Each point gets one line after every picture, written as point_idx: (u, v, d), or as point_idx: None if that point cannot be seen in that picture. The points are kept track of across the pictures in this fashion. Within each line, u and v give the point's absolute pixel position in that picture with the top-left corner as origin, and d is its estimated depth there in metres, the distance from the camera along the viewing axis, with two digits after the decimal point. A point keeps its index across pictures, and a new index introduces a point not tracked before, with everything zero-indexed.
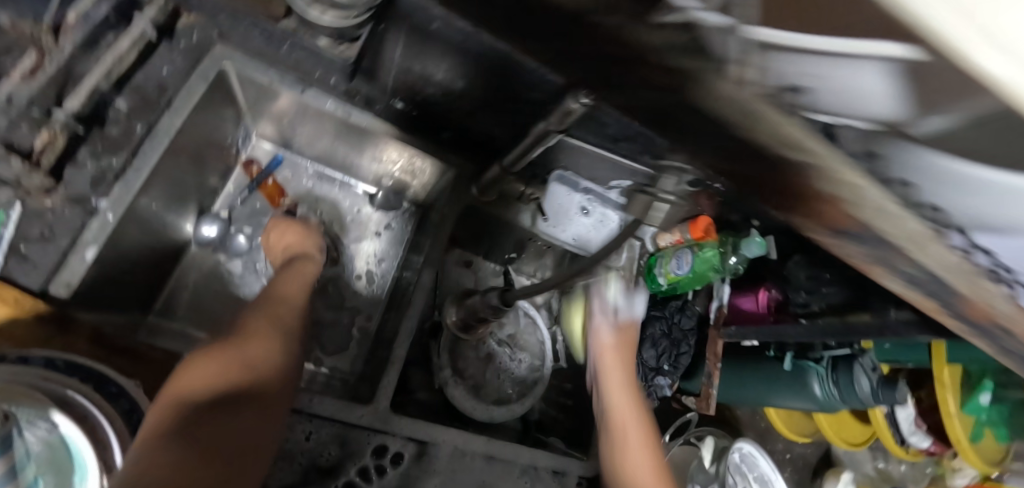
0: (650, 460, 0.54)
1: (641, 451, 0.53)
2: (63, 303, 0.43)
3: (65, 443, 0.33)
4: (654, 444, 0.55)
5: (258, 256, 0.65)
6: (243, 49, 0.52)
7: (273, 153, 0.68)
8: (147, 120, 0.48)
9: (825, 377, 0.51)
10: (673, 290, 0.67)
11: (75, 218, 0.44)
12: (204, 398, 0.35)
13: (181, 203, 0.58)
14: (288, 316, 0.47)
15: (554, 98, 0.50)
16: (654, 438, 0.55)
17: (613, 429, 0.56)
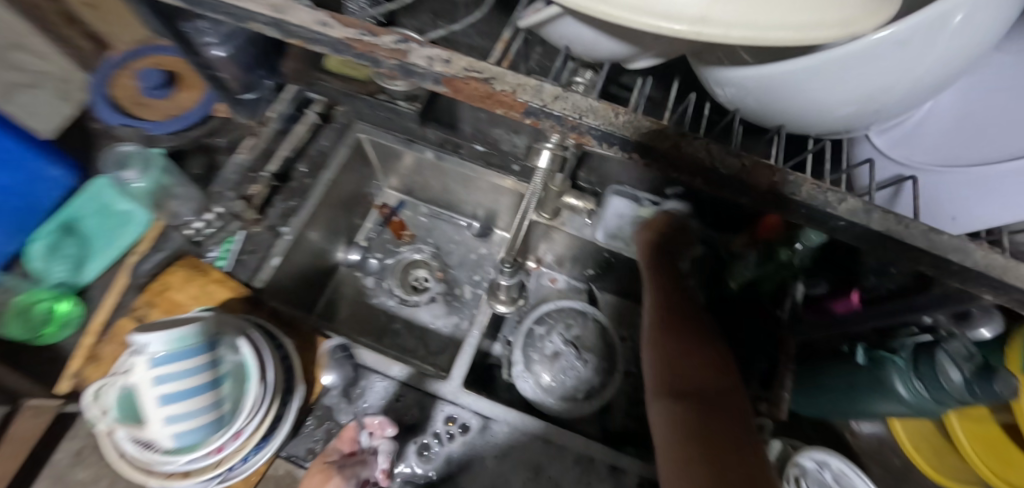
0: (674, 324, 0.56)
1: (657, 315, 0.58)
2: (259, 292, 0.65)
3: (247, 359, 0.51)
4: (680, 314, 0.57)
5: (385, 275, 0.84)
6: (372, 123, 0.75)
7: (399, 199, 0.89)
8: (313, 175, 0.72)
9: (905, 371, 0.45)
10: (745, 296, 0.64)
11: (268, 238, 0.68)
12: None
13: (335, 235, 0.81)
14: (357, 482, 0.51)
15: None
16: (673, 314, 0.57)
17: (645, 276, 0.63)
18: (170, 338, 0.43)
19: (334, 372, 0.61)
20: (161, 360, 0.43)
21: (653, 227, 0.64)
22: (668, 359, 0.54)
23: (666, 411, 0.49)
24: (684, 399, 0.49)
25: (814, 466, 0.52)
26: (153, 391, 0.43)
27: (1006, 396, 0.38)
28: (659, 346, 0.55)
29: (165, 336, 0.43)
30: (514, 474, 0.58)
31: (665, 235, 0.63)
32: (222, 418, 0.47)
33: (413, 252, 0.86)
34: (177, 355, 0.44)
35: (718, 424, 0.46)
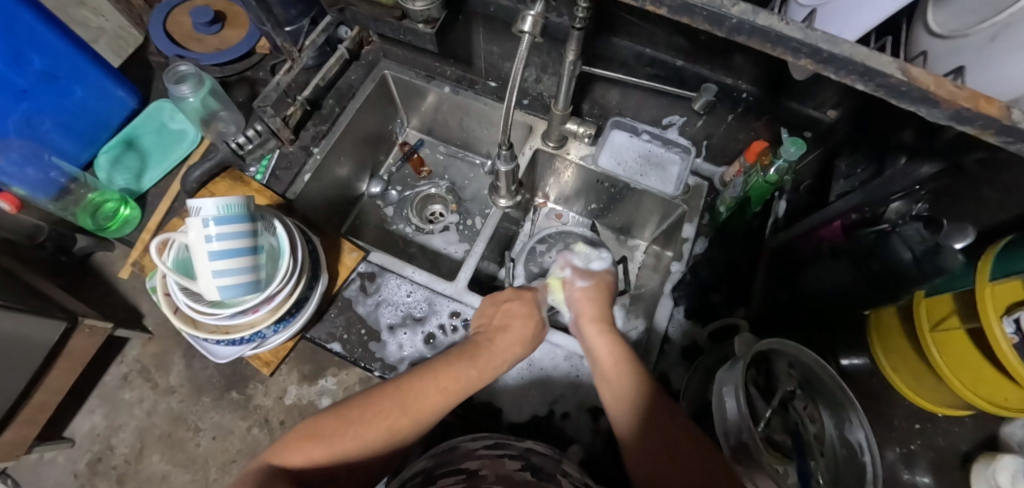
0: (665, 436, 0.48)
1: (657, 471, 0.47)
2: (291, 201, 0.73)
3: (282, 240, 0.59)
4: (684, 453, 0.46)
5: (404, 207, 0.92)
6: (396, 61, 0.82)
7: (419, 138, 0.96)
8: (342, 104, 0.80)
9: (866, 260, 0.49)
10: (734, 218, 0.68)
11: (301, 157, 0.76)
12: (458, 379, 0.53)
13: (361, 167, 0.88)
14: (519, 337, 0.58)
15: (591, 40, 0.63)
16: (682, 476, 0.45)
17: (601, 369, 0.56)
18: (219, 205, 0.51)
19: (354, 270, 0.68)
20: (215, 221, 0.51)
21: (597, 301, 0.62)
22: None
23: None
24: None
25: (785, 366, 0.55)
26: (209, 251, 0.51)
27: (947, 270, 0.43)
28: (649, 456, 0.48)
29: (216, 202, 0.50)
30: (510, 363, 0.63)
31: (605, 309, 0.62)
32: (259, 281, 0.56)
33: (430, 186, 0.93)
34: (229, 219, 0.52)
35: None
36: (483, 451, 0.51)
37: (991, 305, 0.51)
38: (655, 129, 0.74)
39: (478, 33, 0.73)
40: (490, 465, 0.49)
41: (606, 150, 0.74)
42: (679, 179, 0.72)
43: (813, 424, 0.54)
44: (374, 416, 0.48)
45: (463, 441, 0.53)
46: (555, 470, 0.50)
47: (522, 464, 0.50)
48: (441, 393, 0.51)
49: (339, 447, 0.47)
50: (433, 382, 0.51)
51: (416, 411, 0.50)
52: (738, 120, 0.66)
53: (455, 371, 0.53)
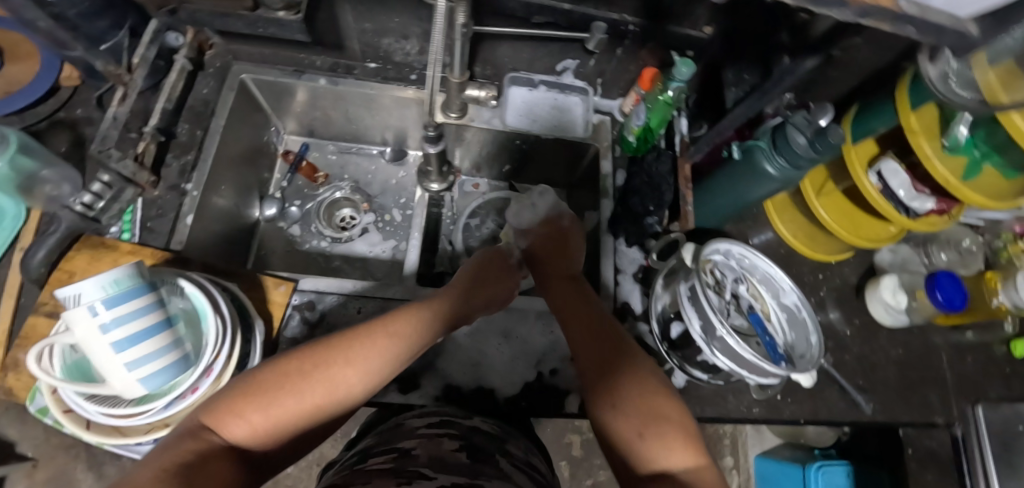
0: (609, 346, 0.53)
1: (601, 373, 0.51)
2: (180, 252, 0.62)
3: (196, 299, 0.50)
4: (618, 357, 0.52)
5: (310, 220, 0.82)
6: (251, 62, 0.72)
7: (301, 142, 0.86)
8: (202, 126, 0.68)
9: (770, 152, 0.55)
10: (644, 144, 0.71)
11: (175, 199, 0.64)
12: (406, 331, 0.51)
13: (247, 191, 0.77)
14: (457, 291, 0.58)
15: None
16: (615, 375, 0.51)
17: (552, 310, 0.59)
18: (105, 285, 0.42)
19: (288, 304, 0.61)
20: (109, 304, 0.42)
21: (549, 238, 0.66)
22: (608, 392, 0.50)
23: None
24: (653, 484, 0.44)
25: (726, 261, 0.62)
26: (116, 343, 0.42)
27: (835, 144, 0.50)
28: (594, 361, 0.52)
29: (99, 283, 0.41)
30: (487, 343, 0.63)
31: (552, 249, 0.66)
32: (184, 355, 0.47)
33: (332, 190, 0.84)
34: (120, 295, 0.42)
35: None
36: (424, 429, 0.52)
37: (856, 162, 0.62)
38: (550, 77, 0.75)
39: (345, 11, 0.65)
40: (425, 442, 0.50)
41: (511, 108, 0.74)
42: (585, 121, 0.75)
43: (758, 301, 0.62)
44: (325, 373, 0.46)
45: (406, 420, 0.55)
46: (496, 446, 0.52)
47: (461, 442, 0.51)
48: (399, 343, 0.50)
49: (284, 409, 0.44)
50: (394, 335, 0.50)
51: (374, 362, 0.48)
52: (627, 51, 0.68)
53: (417, 320, 0.53)
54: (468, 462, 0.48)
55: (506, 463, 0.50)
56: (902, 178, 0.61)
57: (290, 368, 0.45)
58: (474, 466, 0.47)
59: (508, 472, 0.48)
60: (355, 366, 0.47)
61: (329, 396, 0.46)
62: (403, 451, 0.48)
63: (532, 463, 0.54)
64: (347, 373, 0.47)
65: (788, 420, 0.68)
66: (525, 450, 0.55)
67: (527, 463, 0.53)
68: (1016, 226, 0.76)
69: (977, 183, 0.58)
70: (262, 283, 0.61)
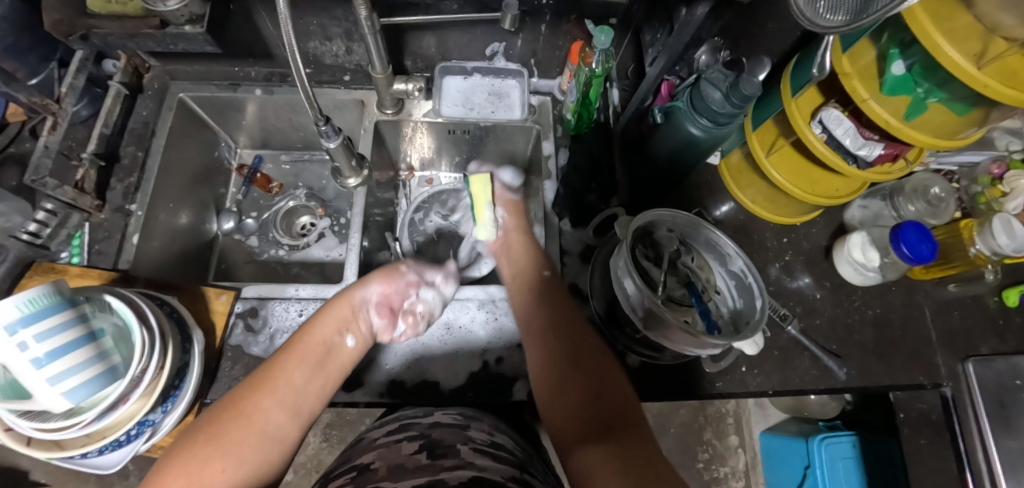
0: (559, 330, 0.53)
1: (549, 365, 0.51)
2: (127, 271, 0.64)
3: (122, 312, 0.51)
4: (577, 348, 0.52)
5: (268, 230, 0.84)
6: (188, 81, 0.73)
7: (254, 154, 0.87)
8: (144, 147, 0.70)
9: (690, 113, 0.52)
10: (583, 120, 0.70)
11: (120, 220, 0.66)
12: (302, 355, 0.51)
13: (201, 207, 0.79)
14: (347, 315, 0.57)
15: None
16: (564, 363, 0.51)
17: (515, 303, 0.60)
18: (18, 306, 0.43)
19: (232, 312, 0.63)
20: (22, 324, 0.43)
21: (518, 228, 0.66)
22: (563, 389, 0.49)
23: (592, 458, 0.40)
24: (602, 439, 0.42)
25: (666, 231, 0.59)
26: (27, 365, 0.43)
27: (750, 96, 0.47)
28: (549, 364, 0.51)
29: (11, 305, 0.42)
30: (428, 335, 0.62)
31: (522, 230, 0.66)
32: (113, 366, 0.49)
33: (287, 199, 0.85)
34: (30, 317, 0.43)
35: (638, 450, 0.39)
36: (383, 439, 0.51)
37: (793, 115, 0.60)
38: (482, 63, 0.74)
39: (265, 17, 0.66)
40: (384, 452, 0.48)
41: (444, 97, 0.73)
42: (522, 103, 0.73)
43: (703, 271, 0.59)
44: (236, 414, 0.45)
45: (370, 435, 0.54)
46: (455, 436, 0.50)
47: (420, 442, 0.49)
48: (304, 362, 0.51)
49: (222, 451, 0.42)
50: (292, 356, 0.50)
51: (283, 385, 0.48)
52: (550, 27, 0.67)
53: (314, 335, 0.53)
54: (427, 461, 0.45)
55: (467, 450, 0.48)
56: (846, 125, 0.57)
57: (215, 419, 0.44)
58: (433, 463, 0.45)
59: (470, 458, 0.46)
60: (260, 400, 0.47)
61: (246, 434, 0.44)
62: (361, 467, 0.46)
63: (496, 442, 0.51)
64: (254, 407, 0.46)
65: (754, 392, 0.64)
66: (489, 431, 0.53)
67: (492, 444, 0.50)
68: (993, 168, 0.73)
69: (924, 123, 0.53)
70: (207, 294, 0.63)
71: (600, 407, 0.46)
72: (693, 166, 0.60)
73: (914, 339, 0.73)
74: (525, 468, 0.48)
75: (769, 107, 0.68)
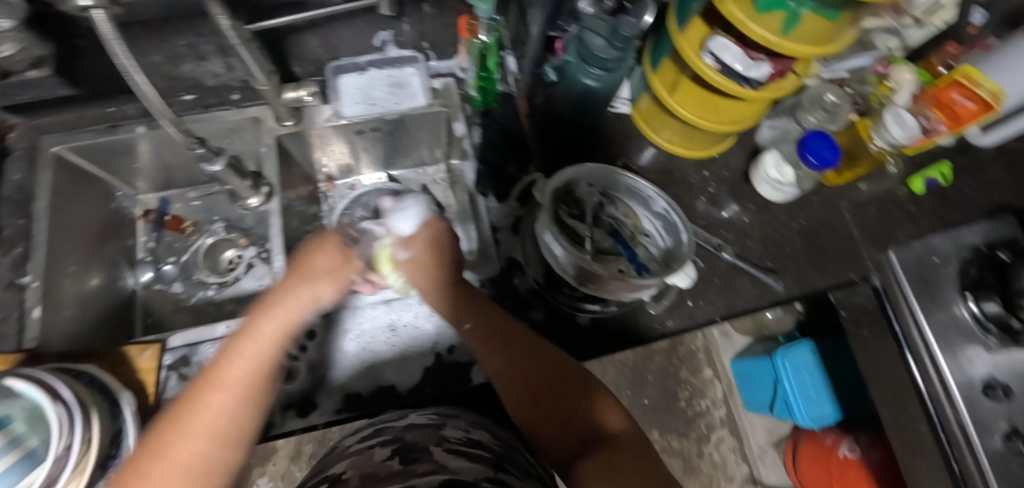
0: (525, 351, 0.52)
1: (528, 391, 0.50)
2: (34, 349, 0.58)
3: (31, 394, 0.47)
4: (549, 368, 0.51)
5: (190, 273, 0.79)
6: (59, 132, 0.67)
7: (158, 197, 0.82)
8: (24, 213, 0.63)
9: (580, 65, 0.52)
10: (489, 94, 0.67)
11: (14, 297, 0.60)
12: (242, 369, 0.44)
13: (110, 264, 0.73)
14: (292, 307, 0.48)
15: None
16: (534, 388, 0.49)
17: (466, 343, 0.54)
18: None
19: (161, 366, 0.60)
20: None
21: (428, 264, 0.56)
22: (540, 409, 0.48)
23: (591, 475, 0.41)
24: (598, 454, 0.43)
25: (586, 187, 0.59)
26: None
27: (630, 36, 0.48)
28: (520, 392, 0.50)
29: None
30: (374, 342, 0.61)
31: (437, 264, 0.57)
32: (33, 452, 0.45)
33: (204, 236, 0.81)
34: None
35: (632, 461, 0.42)
36: (357, 445, 0.51)
37: (684, 50, 0.61)
38: (375, 55, 0.71)
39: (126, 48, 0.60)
40: (355, 459, 0.48)
41: (341, 98, 0.69)
42: (424, 88, 0.70)
43: (629, 217, 0.60)
44: (165, 463, 0.38)
45: (342, 445, 0.53)
46: (430, 437, 0.49)
47: (393, 446, 0.48)
48: (237, 391, 0.42)
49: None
50: (218, 385, 0.42)
51: (219, 420, 0.41)
52: (433, 6, 0.65)
53: (249, 353, 0.44)
54: (399, 467, 0.44)
55: (440, 452, 0.46)
56: (730, 50, 0.59)
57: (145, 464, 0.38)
58: (405, 470, 0.44)
59: (443, 461, 0.45)
60: (195, 436, 0.40)
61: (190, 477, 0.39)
62: (331, 478, 0.46)
63: (474, 440, 0.49)
64: (195, 445, 0.39)
65: (703, 323, 0.67)
66: (466, 428, 0.51)
67: (469, 442, 0.48)
68: (878, 67, 0.78)
69: (803, 34, 0.55)
70: (129, 353, 0.59)
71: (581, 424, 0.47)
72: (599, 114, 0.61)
73: (839, 242, 0.78)
74: (501, 465, 0.46)
75: (661, 47, 0.69)
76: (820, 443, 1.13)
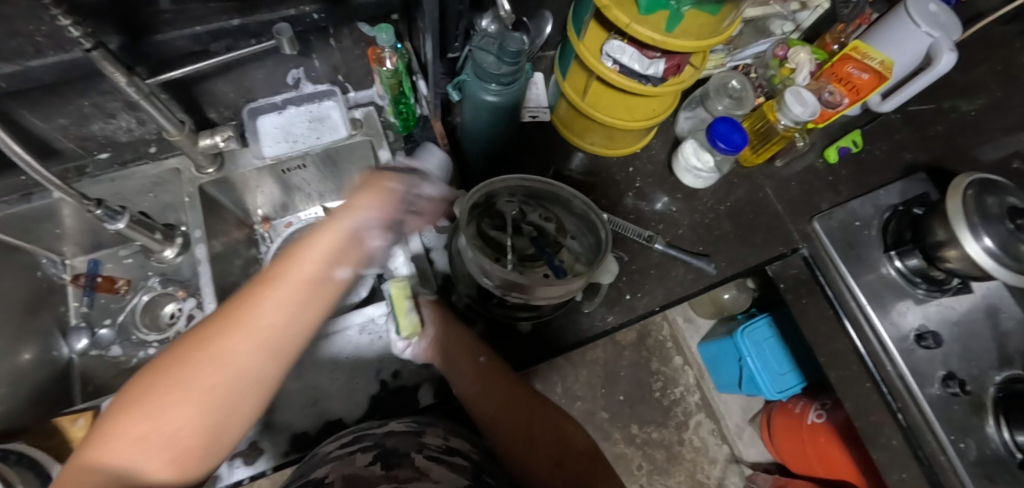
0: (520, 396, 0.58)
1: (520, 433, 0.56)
2: None
3: None
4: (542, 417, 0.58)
5: (131, 333, 0.77)
6: None
7: (88, 259, 0.80)
8: None
9: (478, 82, 0.54)
10: (408, 117, 0.70)
11: None
12: (287, 285, 0.39)
13: (41, 334, 0.71)
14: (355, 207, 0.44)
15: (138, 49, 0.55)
16: (533, 443, 0.55)
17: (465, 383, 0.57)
18: None
19: None
20: None
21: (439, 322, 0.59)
22: (529, 465, 0.54)
23: None
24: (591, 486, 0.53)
25: (506, 198, 0.60)
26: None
27: (518, 51, 0.49)
28: (517, 433, 0.56)
29: None
30: (318, 376, 0.61)
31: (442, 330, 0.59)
32: None
33: (142, 294, 0.79)
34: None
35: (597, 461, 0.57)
36: (337, 451, 0.49)
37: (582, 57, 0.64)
38: (291, 93, 0.72)
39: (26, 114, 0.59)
40: (337, 464, 0.45)
41: (262, 140, 0.70)
42: (345, 120, 0.71)
43: (551, 220, 0.61)
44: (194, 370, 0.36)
45: (320, 450, 0.51)
46: (409, 444, 0.49)
47: (374, 452, 0.47)
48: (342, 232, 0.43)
49: (117, 451, 0.34)
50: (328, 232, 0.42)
51: (223, 375, 0.36)
52: (340, 40, 0.66)
53: (318, 247, 0.41)
54: (382, 471, 0.44)
55: (422, 458, 0.47)
56: (626, 50, 0.62)
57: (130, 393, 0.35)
58: (387, 474, 0.43)
59: (425, 468, 0.45)
60: (234, 364, 0.37)
61: (215, 408, 0.36)
62: (314, 482, 0.43)
63: (452, 448, 0.51)
64: (223, 373, 0.36)
65: (643, 313, 0.69)
66: (444, 436, 0.53)
67: (447, 449, 0.50)
68: (778, 51, 0.82)
69: (685, 29, 0.58)
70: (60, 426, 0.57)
71: (567, 464, 0.55)
72: (514, 123, 0.62)
73: (766, 218, 0.81)
74: (480, 475, 0.47)
75: (569, 54, 0.72)
76: (791, 413, 1.16)
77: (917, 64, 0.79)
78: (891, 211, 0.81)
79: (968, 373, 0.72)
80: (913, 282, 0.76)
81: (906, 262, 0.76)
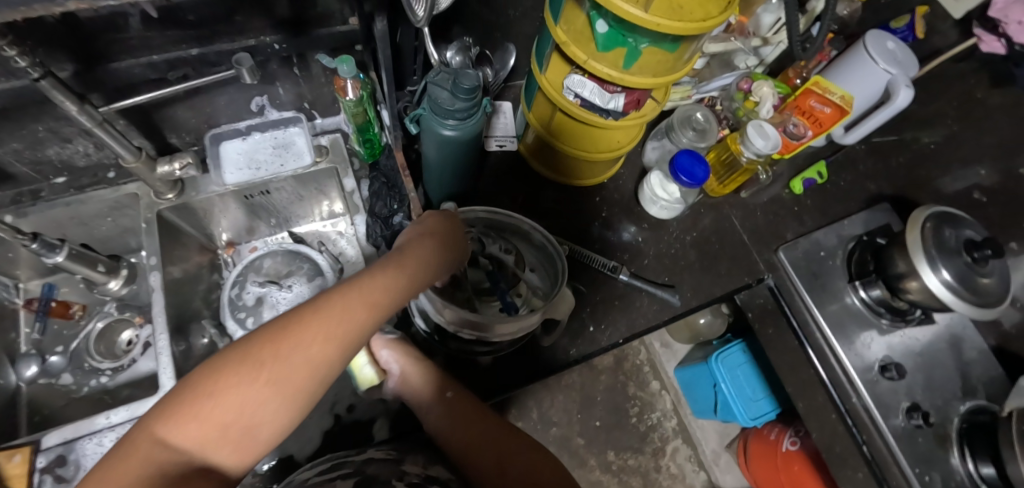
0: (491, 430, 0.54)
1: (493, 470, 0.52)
2: None
3: None
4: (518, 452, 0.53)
5: (84, 361, 0.75)
6: None
7: (43, 284, 0.77)
8: None
9: (433, 116, 0.54)
10: (372, 144, 0.71)
11: None
12: (376, 299, 0.39)
13: None
14: (431, 248, 0.46)
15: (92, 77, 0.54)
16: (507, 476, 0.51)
17: (431, 420, 0.55)
18: None
19: (33, 470, 0.55)
20: None
21: (405, 356, 0.57)
22: None
23: None
24: None
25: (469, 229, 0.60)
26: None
27: (472, 87, 0.50)
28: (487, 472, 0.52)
29: None
30: None
31: (413, 363, 0.57)
32: None
33: (97, 320, 0.77)
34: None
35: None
36: (314, 479, 0.48)
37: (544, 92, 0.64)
38: (255, 118, 0.72)
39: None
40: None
41: (223, 165, 0.70)
42: (308, 146, 0.71)
43: (511, 253, 0.61)
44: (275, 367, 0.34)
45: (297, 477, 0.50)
46: (390, 472, 0.49)
47: (354, 478, 0.47)
48: (423, 263, 0.45)
49: (190, 436, 0.33)
50: (407, 259, 0.43)
51: (309, 375, 0.36)
52: (304, 69, 0.67)
53: (404, 273, 0.42)
54: None
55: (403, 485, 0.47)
56: (585, 84, 0.63)
57: (221, 369, 0.33)
58: None
59: None
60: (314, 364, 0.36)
61: (280, 411, 0.35)
62: None
63: (432, 475, 0.51)
64: (304, 374, 0.35)
65: (607, 345, 0.68)
66: (423, 463, 0.52)
67: (427, 478, 0.50)
68: (743, 83, 0.83)
69: (642, 66, 0.58)
70: None
71: None
72: (474, 157, 0.62)
73: (732, 248, 0.82)
74: None
75: (533, 87, 0.73)
76: (766, 439, 1.16)
77: (876, 99, 0.81)
78: (855, 241, 0.82)
79: (935, 408, 0.72)
80: (876, 313, 0.77)
81: (870, 293, 0.76)
